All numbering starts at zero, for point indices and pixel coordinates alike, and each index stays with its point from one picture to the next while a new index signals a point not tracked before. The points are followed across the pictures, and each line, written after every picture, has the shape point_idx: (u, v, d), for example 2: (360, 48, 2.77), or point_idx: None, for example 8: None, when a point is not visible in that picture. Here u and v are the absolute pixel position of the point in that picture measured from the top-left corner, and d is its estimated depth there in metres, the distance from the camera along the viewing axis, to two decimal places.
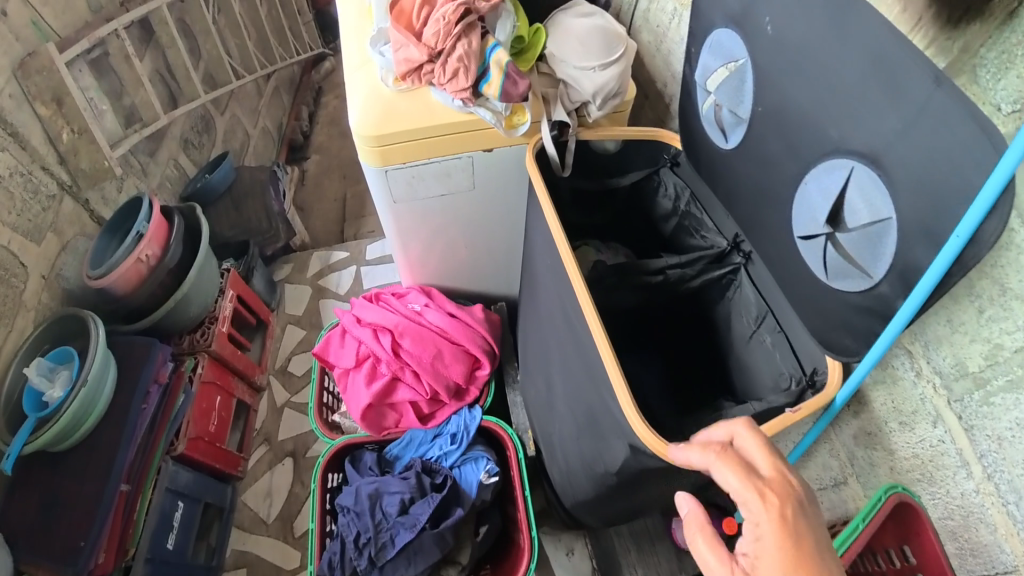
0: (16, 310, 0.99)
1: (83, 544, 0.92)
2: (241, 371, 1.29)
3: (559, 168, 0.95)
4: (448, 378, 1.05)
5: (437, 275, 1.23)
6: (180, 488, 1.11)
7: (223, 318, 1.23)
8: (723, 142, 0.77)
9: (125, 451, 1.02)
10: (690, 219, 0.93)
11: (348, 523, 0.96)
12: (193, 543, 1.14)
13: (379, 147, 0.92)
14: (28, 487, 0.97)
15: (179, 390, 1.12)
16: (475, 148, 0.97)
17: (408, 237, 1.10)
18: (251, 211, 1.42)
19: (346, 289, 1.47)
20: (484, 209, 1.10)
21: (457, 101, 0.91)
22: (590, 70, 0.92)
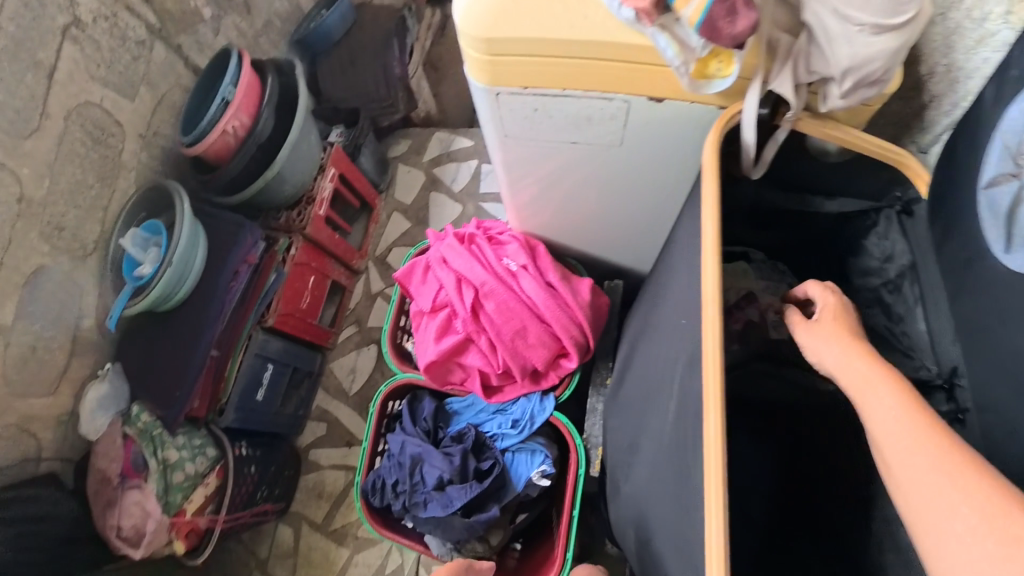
0: (117, 171, 1.10)
1: (178, 396, 1.10)
2: (338, 256, 1.36)
3: (750, 165, 0.69)
4: (526, 359, 1.08)
5: (552, 217, 1.06)
6: (270, 354, 1.23)
7: (318, 201, 1.26)
8: (1001, 251, 0.54)
9: (215, 323, 1.13)
10: (898, 297, 0.73)
11: (391, 465, 1.14)
12: (280, 398, 1.30)
13: (490, 62, 0.68)
14: (135, 337, 1.14)
15: (270, 271, 1.21)
16: (637, 94, 0.69)
17: (522, 169, 0.90)
18: (365, 69, 1.39)
19: (460, 187, 1.41)
20: (629, 166, 0.84)
21: (626, 11, 0.60)
22: (851, 30, 0.54)
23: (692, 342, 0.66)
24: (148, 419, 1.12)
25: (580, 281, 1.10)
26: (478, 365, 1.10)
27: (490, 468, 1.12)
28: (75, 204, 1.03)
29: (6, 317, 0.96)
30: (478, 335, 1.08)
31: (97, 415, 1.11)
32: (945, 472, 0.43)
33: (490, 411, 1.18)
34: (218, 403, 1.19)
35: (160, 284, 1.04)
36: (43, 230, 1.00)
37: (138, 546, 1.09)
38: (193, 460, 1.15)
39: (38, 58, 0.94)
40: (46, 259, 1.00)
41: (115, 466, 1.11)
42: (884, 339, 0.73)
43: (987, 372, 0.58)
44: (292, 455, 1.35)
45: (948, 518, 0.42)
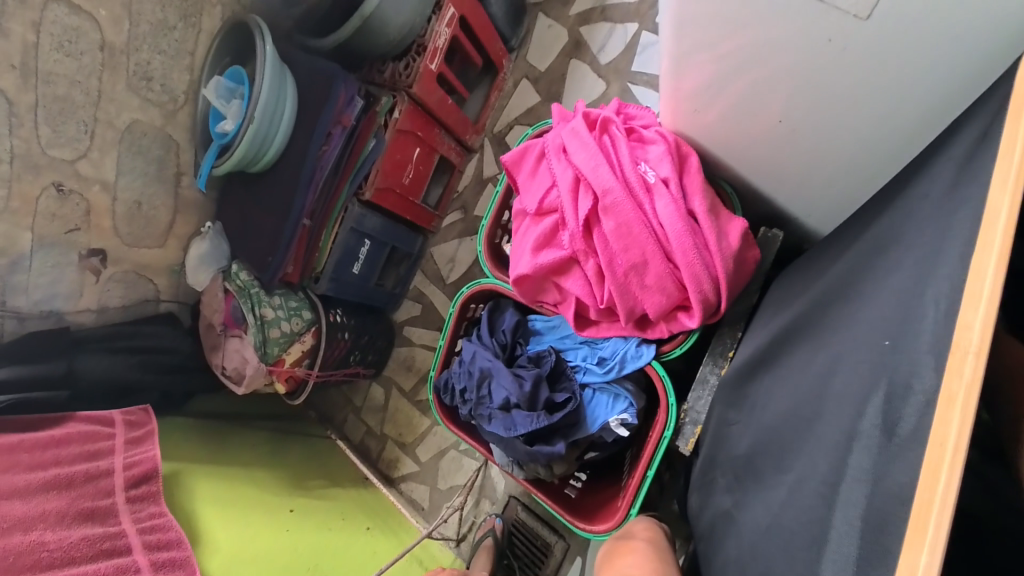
0: (201, 7, 1.03)
1: (271, 262, 1.09)
2: (449, 126, 1.20)
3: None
4: (637, 301, 0.87)
5: (710, 118, 0.79)
6: (366, 230, 1.17)
7: (430, 53, 1.06)
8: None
9: (306, 193, 1.05)
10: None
11: (460, 372, 1.03)
12: (376, 274, 1.29)
13: None
14: (232, 195, 1.14)
15: (368, 136, 1.08)
16: None
17: (702, 21, 0.60)
18: None
19: (608, 60, 1.14)
20: (849, 73, 0.54)
21: None
22: None
23: (917, 465, 0.39)
24: (246, 279, 1.16)
25: (732, 221, 0.84)
26: (577, 293, 0.93)
27: (564, 401, 0.96)
28: (158, 50, 0.99)
29: (107, 173, 1.01)
30: (585, 257, 0.90)
31: (200, 268, 1.18)
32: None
33: (577, 340, 1.01)
34: (313, 272, 1.18)
35: (241, 143, 0.96)
36: (130, 79, 0.98)
37: (240, 385, 1.20)
38: (288, 320, 1.18)
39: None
40: (137, 113, 1.01)
41: (217, 315, 1.19)
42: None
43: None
44: (388, 328, 1.39)
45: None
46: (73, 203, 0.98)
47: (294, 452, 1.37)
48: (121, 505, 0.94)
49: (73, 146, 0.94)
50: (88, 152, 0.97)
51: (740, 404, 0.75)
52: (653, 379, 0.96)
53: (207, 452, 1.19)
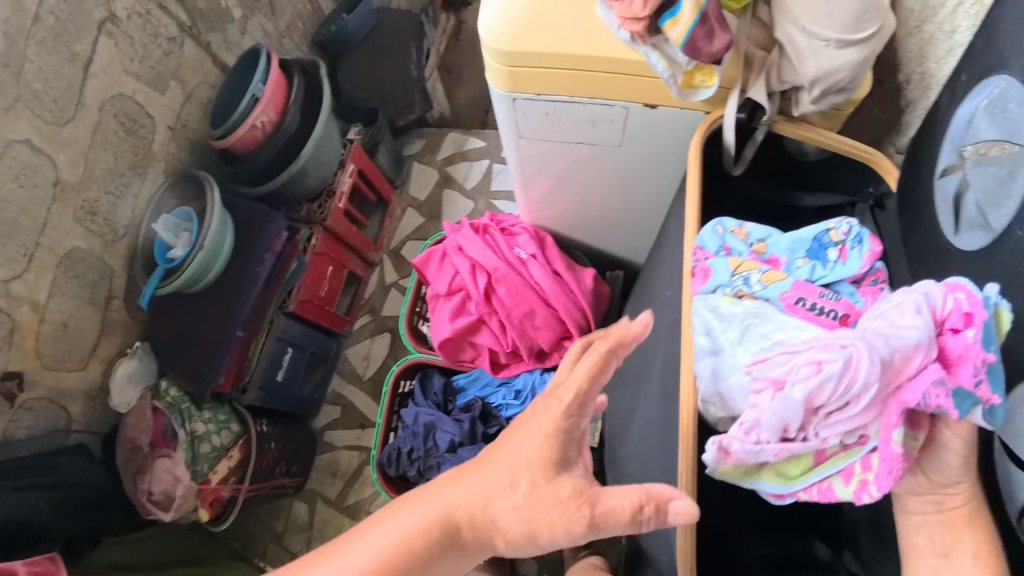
0: (148, 161, 1.25)
1: (207, 371, 1.17)
2: (355, 248, 1.42)
3: (731, 162, 0.75)
4: (533, 341, 1.02)
5: (562, 222, 1.07)
6: (290, 337, 1.30)
7: (339, 195, 1.33)
8: (951, 232, 0.59)
9: (244, 305, 1.20)
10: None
11: (405, 436, 1.12)
12: (301, 378, 1.37)
13: (508, 66, 0.75)
14: (159, 314, 1.23)
15: (292, 258, 1.28)
16: (634, 100, 0.75)
17: (533, 171, 0.94)
18: (387, 72, 1.42)
19: (472, 184, 1.46)
20: (632, 172, 0.89)
21: (624, 32, 0.67)
22: (819, 46, 0.63)
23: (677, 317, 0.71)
24: (176, 394, 1.23)
25: (583, 270, 1.05)
26: (489, 345, 1.06)
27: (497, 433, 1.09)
28: (105, 190, 1.17)
29: (40, 294, 1.08)
30: (490, 317, 1.05)
31: (127, 387, 1.22)
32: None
33: (496, 383, 1.15)
34: (242, 381, 1.26)
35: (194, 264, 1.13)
36: (77, 212, 1.13)
37: (169, 510, 1.17)
38: (218, 432, 1.23)
39: (75, 51, 1.09)
40: (79, 241, 1.14)
41: (144, 437, 1.21)
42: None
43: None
44: (310, 437, 1.41)
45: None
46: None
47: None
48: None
49: (10, 265, 1.03)
50: (23, 274, 1.05)
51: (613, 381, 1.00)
52: None
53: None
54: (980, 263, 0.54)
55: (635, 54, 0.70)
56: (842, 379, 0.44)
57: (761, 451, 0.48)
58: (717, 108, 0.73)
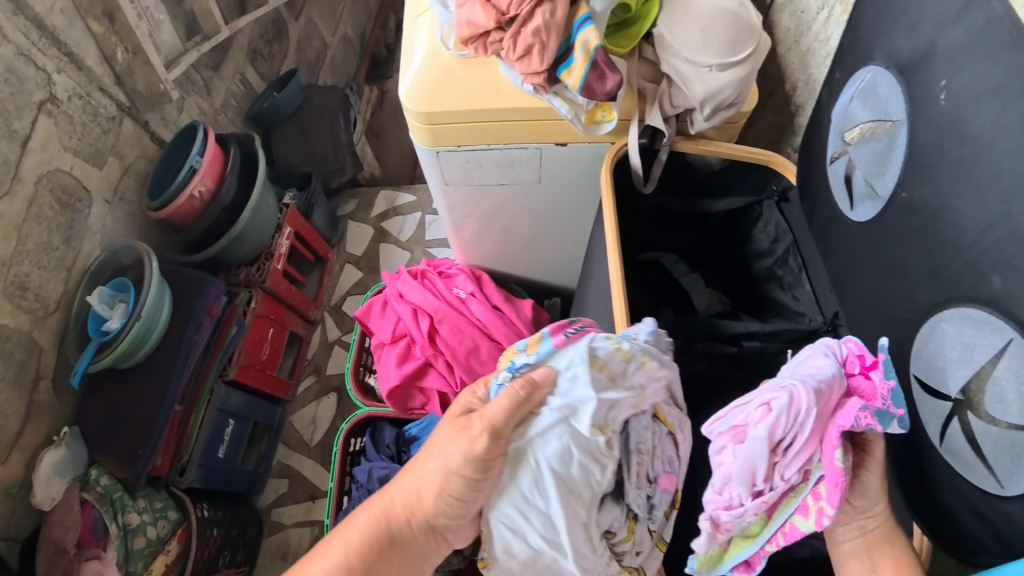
0: (83, 234, 1.36)
1: (142, 453, 1.16)
2: (294, 306, 1.46)
3: (641, 182, 0.85)
4: (482, 377, 0.99)
5: (495, 255, 1.13)
6: (231, 408, 1.32)
7: (277, 256, 1.38)
8: (848, 207, 0.72)
9: (179, 377, 1.22)
10: (786, 269, 0.83)
11: (360, 496, 1.06)
12: (242, 453, 1.36)
13: (427, 125, 0.82)
14: (92, 401, 1.23)
15: (231, 323, 1.31)
16: (544, 141, 0.85)
17: (461, 215, 1.01)
18: (317, 138, 1.49)
19: (406, 237, 1.52)
20: (554, 204, 0.98)
21: (527, 85, 0.77)
22: (704, 69, 0.78)
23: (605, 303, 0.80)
24: (106, 484, 1.16)
25: (522, 301, 1.04)
26: (437, 387, 1.02)
27: None
28: (37, 266, 1.27)
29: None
30: (435, 360, 1.01)
31: (52, 480, 1.15)
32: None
33: None
34: (180, 461, 1.25)
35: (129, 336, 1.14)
36: (7, 288, 1.21)
37: None
38: (153, 523, 1.16)
39: (14, 128, 1.19)
40: (6, 317, 1.21)
41: (72, 535, 1.15)
42: (783, 309, 0.82)
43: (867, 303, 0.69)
44: (254, 515, 1.35)
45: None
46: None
47: None
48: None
49: None
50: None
51: None
52: None
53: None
54: (881, 222, 0.66)
55: (539, 102, 0.80)
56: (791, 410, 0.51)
57: (743, 514, 0.53)
58: (620, 136, 0.83)
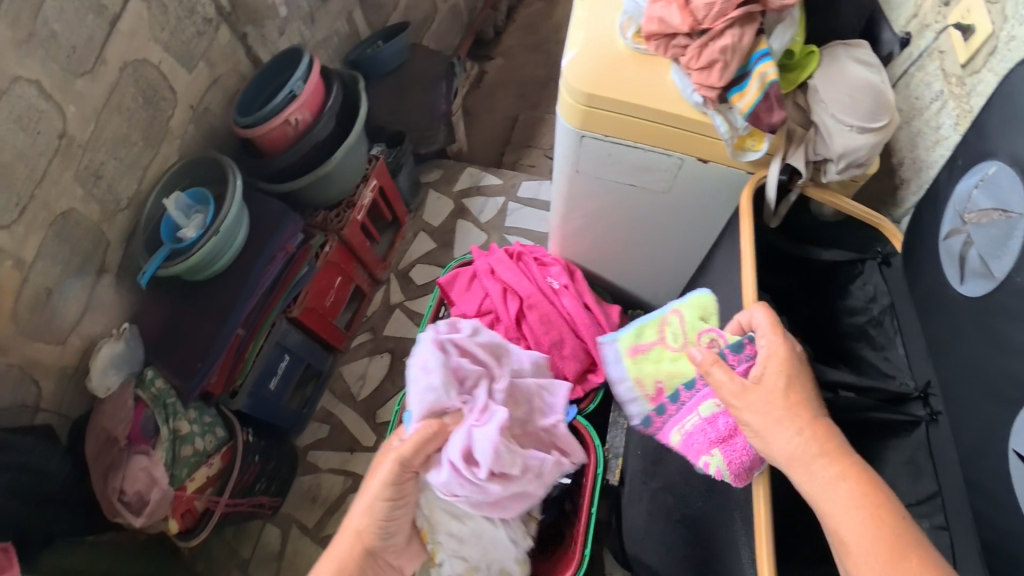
0: (163, 136, 1.41)
1: (199, 367, 1.20)
2: (364, 263, 1.49)
3: (771, 214, 0.91)
4: (559, 372, 1.01)
5: (591, 254, 1.18)
6: (288, 344, 1.35)
7: (358, 207, 1.41)
8: (957, 282, 0.74)
9: (244, 304, 1.25)
10: (880, 330, 0.87)
11: None
12: (290, 392, 1.41)
13: (585, 107, 0.87)
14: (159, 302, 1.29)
15: (302, 263, 1.34)
16: (690, 153, 0.90)
17: (575, 206, 1.06)
18: (413, 100, 1.51)
19: (485, 219, 1.53)
20: (669, 219, 1.03)
21: (697, 96, 0.84)
22: (845, 128, 0.85)
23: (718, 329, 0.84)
24: (161, 387, 1.22)
25: (610, 308, 1.06)
26: None
27: None
28: (112, 156, 1.30)
29: (27, 253, 1.18)
30: (517, 343, 1.05)
31: (107, 373, 1.21)
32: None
33: None
34: (232, 385, 1.28)
35: (202, 249, 1.18)
36: (80, 173, 1.25)
37: (140, 514, 1.12)
38: (202, 436, 1.21)
39: (104, 6, 1.21)
40: (76, 202, 1.25)
41: (122, 428, 1.18)
42: (871, 367, 0.86)
43: (949, 371, 0.74)
44: (293, 455, 1.40)
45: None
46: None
47: None
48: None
49: (12, 196, 1.13)
50: (11, 225, 1.14)
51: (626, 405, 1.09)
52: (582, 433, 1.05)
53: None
54: (987, 302, 0.68)
55: (697, 116, 0.86)
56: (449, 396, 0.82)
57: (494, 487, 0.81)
58: (761, 169, 0.90)
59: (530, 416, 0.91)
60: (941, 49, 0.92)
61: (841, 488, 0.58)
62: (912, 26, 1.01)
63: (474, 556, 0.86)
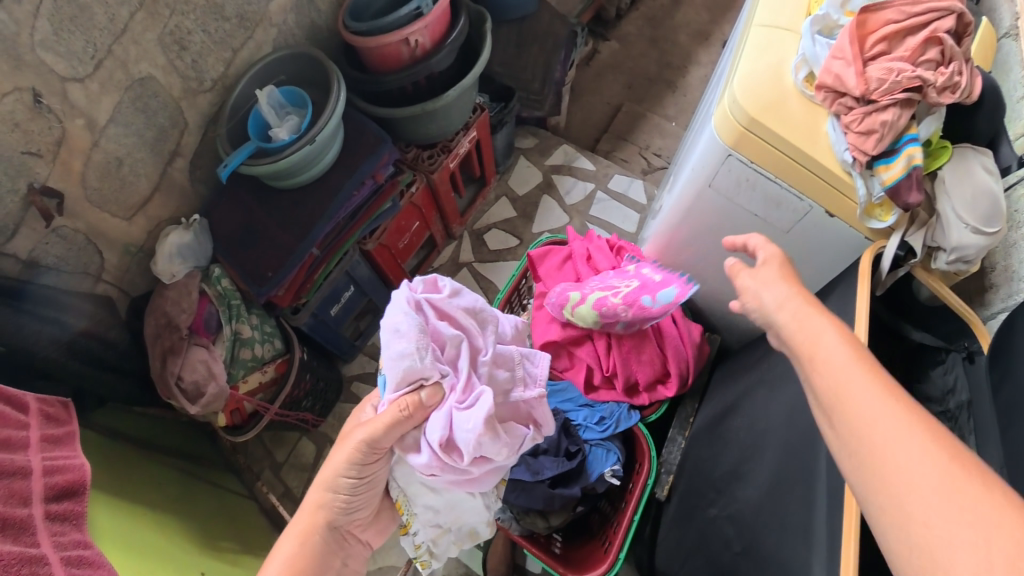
0: (261, 21, 1.29)
1: (269, 277, 1.19)
2: (443, 212, 1.49)
3: (880, 283, 0.97)
4: (633, 372, 1.08)
5: (683, 265, 1.22)
6: (355, 275, 1.34)
7: (453, 155, 1.38)
8: None
9: (325, 225, 1.21)
10: (955, 423, 0.95)
11: None
12: (347, 321, 1.43)
13: (745, 130, 0.90)
14: (231, 200, 1.23)
15: (387, 197, 1.30)
16: (821, 204, 0.94)
17: (690, 216, 1.10)
18: (530, 57, 1.47)
19: (572, 201, 1.56)
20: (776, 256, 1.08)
21: (848, 155, 0.87)
22: (963, 225, 0.91)
23: None
24: (227, 287, 1.22)
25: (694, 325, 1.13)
26: (588, 361, 1.11)
27: (574, 452, 1.07)
28: (201, 27, 1.19)
29: (100, 114, 1.10)
30: (598, 335, 1.10)
31: (175, 260, 1.18)
32: (933, 462, 0.44)
33: (578, 403, 1.14)
34: (298, 301, 1.27)
35: (294, 155, 1.13)
36: (164, 39, 1.14)
37: (196, 403, 1.13)
38: (261, 343, 1.23)
39: None
40: (156, 70, 1.16)
41: (185, 317, 1.17)
42: None
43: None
44: (337, 381, 1.46)
45: (912, 468, 0.45)
46: (43, 120, 1.02)
47: (204, 509, 1.25)
48: (40, 519, 0.84)
49: (86, 44, 1.03)
50: (84, 79, 1.06)
51: (686, 422, 1.14)
52: (637, 439, 1.11)
53: (125, 481, 1.12)
54: None
55: (842, 173, 0.89)
56: (467, 398, 0.78)
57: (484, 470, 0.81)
58: (881, 238, 0.95)
59: (508, 385, 0.87)
60: None
61: (831, 341, 0.58)
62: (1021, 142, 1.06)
63: (446, 522, 0.87)
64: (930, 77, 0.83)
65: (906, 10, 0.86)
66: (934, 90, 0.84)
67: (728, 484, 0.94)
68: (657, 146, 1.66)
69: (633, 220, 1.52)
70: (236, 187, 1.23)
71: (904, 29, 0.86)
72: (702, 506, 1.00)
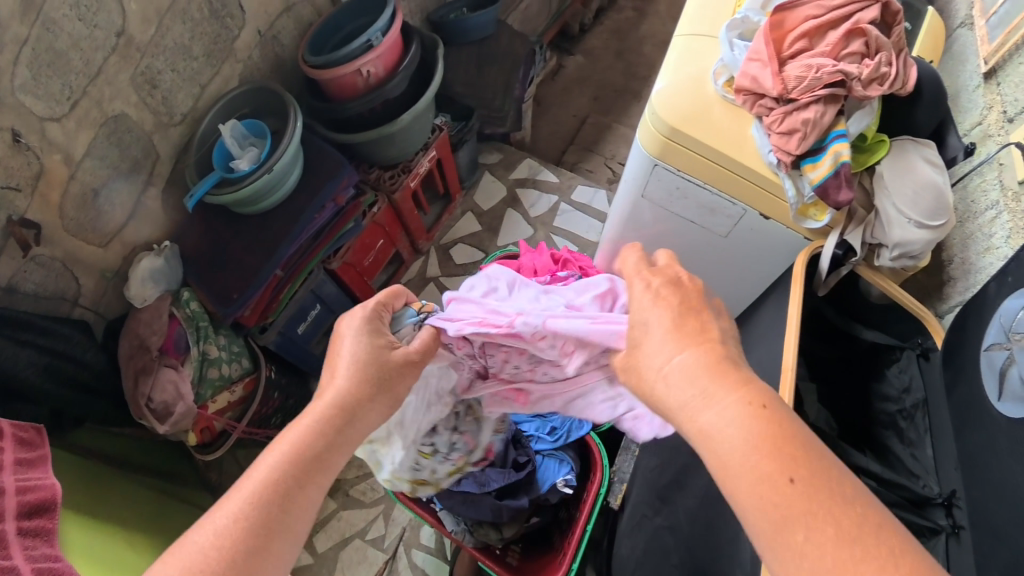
0: (226, 57, 1.37)
1: (234, 299, 1.22)
2: (409, 229, 1.54)
3: (822, 283, 0.96)
4: None
5: None
6: (321, 293, 1.39)
7: (413, 174, 1.43)
8: (996, 397, 0.76)
9: (290, 245, 1.26)
10: (910, 424, 0.90)
11: None
12: (316, 337, 1.48)
13: (667, 140, 0.91)
14: (199, 226, 1.29)
15: (350, 218, 1.35)
16: (753, 207, 0.93)
17: (633, 226, 1.11)
18: (489, 77, 1.51)
19: (536, 213, 1.58)
20: (721, 260, 1.07)
21: (772, 157, 0.86)
22: (904, 220, 0.89)
23: None
24: (196, 309, 1.27)
25: None
26: None
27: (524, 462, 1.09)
28: (171, 66, 1.27)
29: (77, 148, 1.18)
30: None
31: (147, 284, 1.24)
32: None
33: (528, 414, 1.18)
34: (264, 321, 1.32)
35: (254, 183, 1.17)
36: (136, 78, 1.22)
37: (165, 421, 1.18)
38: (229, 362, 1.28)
39: None
40: (129, 107, 1.23)
41: (156, 338, 1.22)
42: (898, 461, 0.89)
43: (977, 491, 0.76)
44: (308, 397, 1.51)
45: None
46: (22, 157, 1.09)
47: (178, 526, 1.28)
48: (13, 534, 0.87)
49: (62, 86, 1.10)
50: (61, 118, 1.13)
51: None
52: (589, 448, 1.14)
53: (102, 498, 1.16)
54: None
55: (770, 174, 0.88)
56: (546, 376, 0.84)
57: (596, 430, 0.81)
58: (819, 237, 0.93)
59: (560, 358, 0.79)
60: (1002, 162, 0.94)
61: None
62: (976, 133, 1.03)
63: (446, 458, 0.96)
64: (852, 70, 0.81)
65: (824, 5, 0.87)
66: (859, 83, 0.82)
67: (672, 492, 0.93)
68: (622, 156, 1.69)
69: (597, 229, 1.55)
70: (204, 213, 1.29)
71: (820, 27, 0.86)
72: (650, 516, 0.98)
